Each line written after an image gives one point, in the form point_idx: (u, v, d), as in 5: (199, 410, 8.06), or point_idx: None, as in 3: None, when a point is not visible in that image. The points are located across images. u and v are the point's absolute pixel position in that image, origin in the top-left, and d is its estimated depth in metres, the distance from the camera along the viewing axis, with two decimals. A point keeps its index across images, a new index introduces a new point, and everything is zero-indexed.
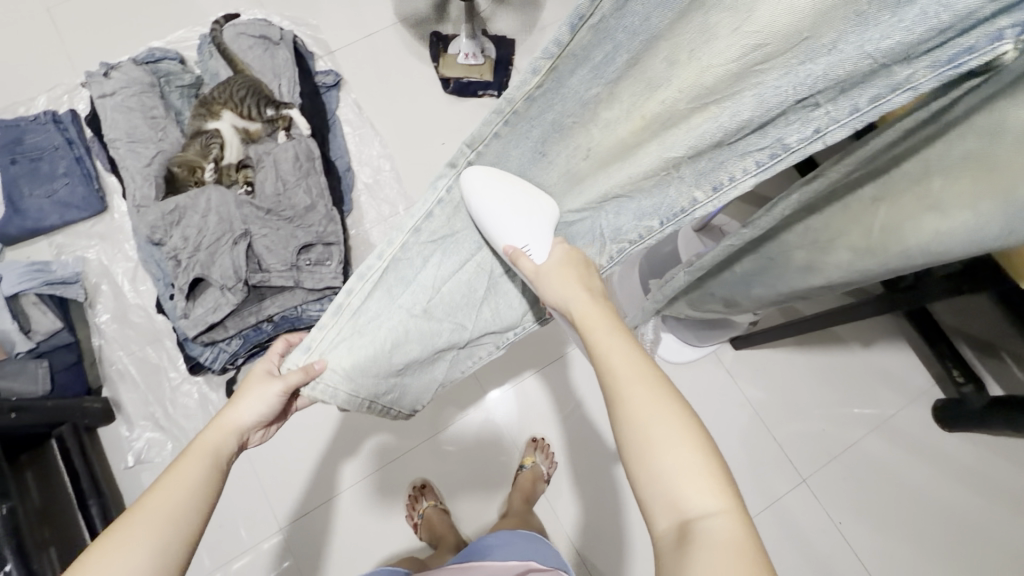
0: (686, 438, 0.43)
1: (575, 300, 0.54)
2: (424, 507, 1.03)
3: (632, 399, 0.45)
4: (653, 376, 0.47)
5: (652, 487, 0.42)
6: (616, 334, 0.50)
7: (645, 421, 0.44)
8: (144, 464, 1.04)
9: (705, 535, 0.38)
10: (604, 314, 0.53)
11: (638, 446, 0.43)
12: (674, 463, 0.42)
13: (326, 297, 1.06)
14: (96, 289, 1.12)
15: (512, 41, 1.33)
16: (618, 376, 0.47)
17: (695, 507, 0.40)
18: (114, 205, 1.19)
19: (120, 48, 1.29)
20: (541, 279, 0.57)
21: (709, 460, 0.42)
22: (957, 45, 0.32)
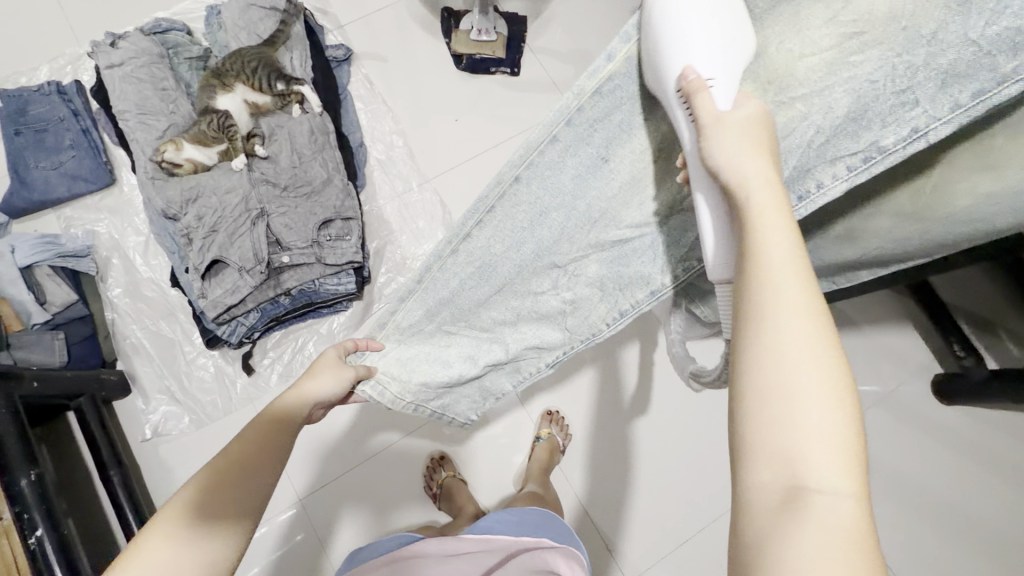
0: (830, 401, 0.31)
1: (756, 170, 0.39)
2: (442, 477, 1.05)
3: (778, 331, 0.33)
4: (821, 316, 0.34)
5: (767, 438, 0.31)
6: (791, 240, 0.36)
7: (783, 361, 0.32)
8: (161, 437, 1.04)
9: (819, 511, 0.29)
10: (783, 212, 0.37)
11: (771, 388, 0.32)
12: (813, 423, 0.31)
13: (344, 271, 1.05)
14: (107, 262, 1.11)
15: (525, 18, 1.32)
16: (771, 295, 0.34)
17: (822, 479, 0.30)
18: (123, 178, 1.17)
19: (125, 19, 1.27)
20: (723, 128, 0.41)
21: (851, 436, 0.31)
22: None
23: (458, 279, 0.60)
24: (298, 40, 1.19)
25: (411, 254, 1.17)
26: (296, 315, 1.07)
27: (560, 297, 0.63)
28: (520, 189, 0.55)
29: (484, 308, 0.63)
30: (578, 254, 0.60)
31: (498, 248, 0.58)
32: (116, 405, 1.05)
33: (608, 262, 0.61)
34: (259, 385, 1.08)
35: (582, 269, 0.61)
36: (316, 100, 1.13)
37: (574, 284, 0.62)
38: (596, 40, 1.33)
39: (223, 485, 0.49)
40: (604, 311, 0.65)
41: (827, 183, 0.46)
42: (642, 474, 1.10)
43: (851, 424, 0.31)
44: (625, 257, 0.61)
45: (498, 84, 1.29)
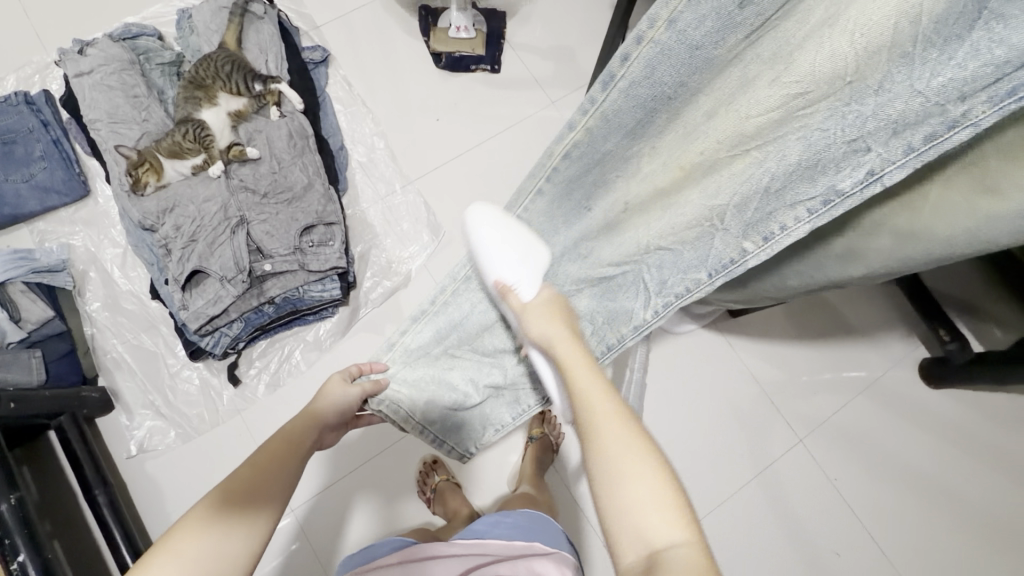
0: (647, 470, 0.43)
1: (555, 336, 0.54)
2: (435, 482, 1.04)
3: (602, 440, 0.44)
4: (624, 416, 0.46)
5: (619, 523, 0.41)
6: (591, 374, 0.50)
7: (614, 459, 0.43)
8: (147, 453, 1.02)
9: (670, 563, 0.38)
10: (583, 354, 0.52)
11: (605, 477, 0.43)
12: (640, 495, 0.42)
13: (329, 278, 1.04)
14: (84, 276, 1.09)
15: (504, 14, 1.30)
16: (588, 406, 0.47)
17: (658, 537, 0.40)
18: (97, 189, 1.14)
19: (93, 25, 1.23)
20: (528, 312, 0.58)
21: (671, 493, 0.42)
22: (997, 89, 0.31)
23: (469, 303, 0.68)
24: (272, 40, 1.17)
25: (396, 258, 1.15)
26: (282, 323, 1.05)
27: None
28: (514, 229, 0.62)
29: (483, 335, 0.70)
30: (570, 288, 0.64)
31: None
32: (99, 421, 1.03)
33: (600, 296, 0.62)
34: (246, 396, 1.06)
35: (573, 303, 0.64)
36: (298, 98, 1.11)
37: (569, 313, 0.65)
38: (576, 35, 1.32)
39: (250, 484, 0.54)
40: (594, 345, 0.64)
41: (791, 227, 0.44)
42: None
43: (668, 484, 0.43)
44: (611, 292, 0.60)
45: (479, 82, 1.28)
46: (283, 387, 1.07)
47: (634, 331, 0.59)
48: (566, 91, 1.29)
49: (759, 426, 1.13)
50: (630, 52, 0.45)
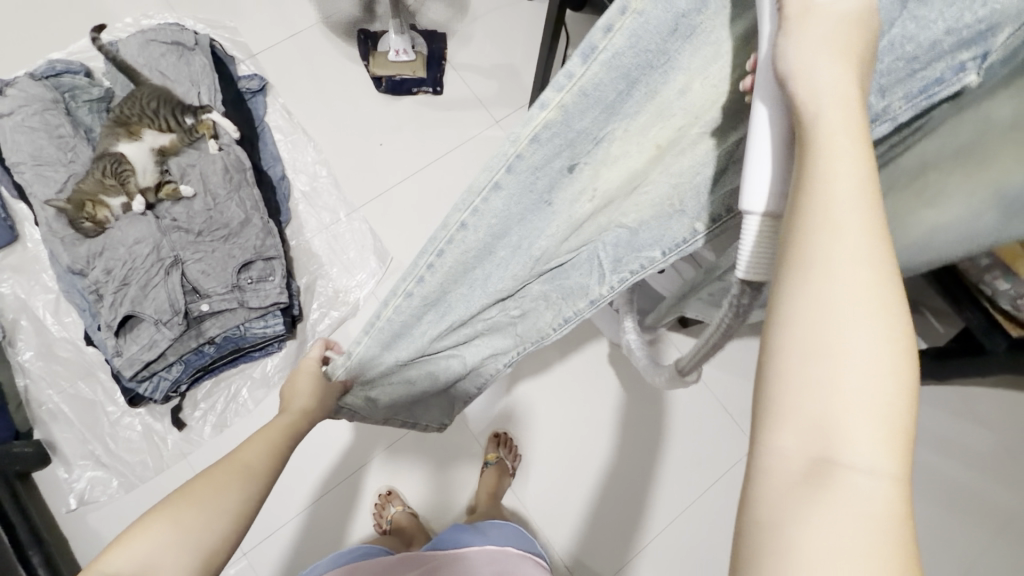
0: (881, 350, 0.25)
1: (827, 77, 0.28)
2: (391, 513, 1.03)
3: (841, 266, 0.26)
4: (887, 261, 0.26)
5: (787, 402, 0.25)
6: (857, 163, 0.27)
7: (832, 317, 0.25)
8: (88, 506, 0.98)
9: (843, 486, 0.24)
10: (853, 121, 0.28)
11: (809, 326, 0.26)
12: (851, 381, 0.25)
13: (270, 313, 1.02)
14: (15, 325, 1.05)
15: (444, 35, 1.30)
16: (829, 211, 0.26)
17: (852, 449, 0.24)
18: (27, 233, 1.10)
19: (18, 63, 1.20)
20: (799, 34, 0.29)
21: (903, 396, 0.25)
22: (926, 76, 0.31)
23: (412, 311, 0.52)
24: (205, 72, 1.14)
25: (343, 287, 1.14)
26: (226, 362, 1.03)
27: (508, 315, 0.61)
28: (466, 234, 0.46)
29: (436, 342, 0.59)
30: (522, 282, 0.55)
31: (459, 291, 0.53)
32: (35, 477, 0.99)
33: (552, 278, 0.58)
34: (191, 439, 1.03)
35: (527, 291, 0.58)
36: (230, 126, 1.09)
37: (520, 302, 0.59)
38: (517, 53, 1.32)
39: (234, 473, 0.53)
40: (550, 321, 0.62)
41: None
42: (595, 487, 1.08)
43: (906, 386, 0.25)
44: (563, 273, 0.57)
45: (421, 104, 1.27)
46: (230, 427, 1.04)
47: (591, 305, 0.59)
48: (510, 109, 1.28)
49: (719, 432, 1.12)
50: (612, 23, 0.35)
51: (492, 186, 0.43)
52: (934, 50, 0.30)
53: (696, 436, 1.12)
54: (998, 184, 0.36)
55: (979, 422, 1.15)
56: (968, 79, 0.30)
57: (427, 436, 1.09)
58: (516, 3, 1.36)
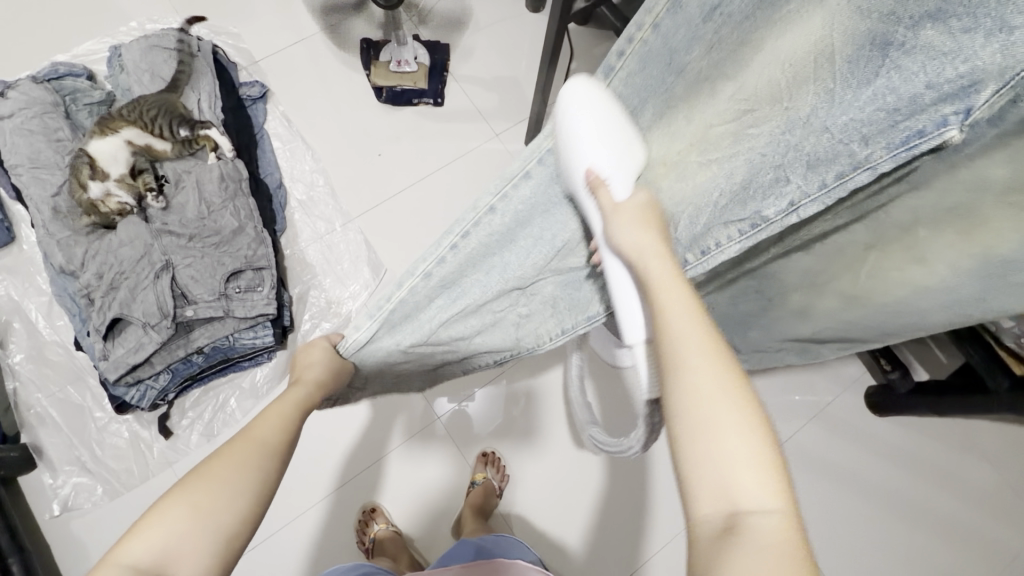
0: (742, 424, 0.34)
1: (647, 245, 0.43)
2: (375, 531, 1.01)
3: (689, 377, 0.36)
4: (725, 359, 0.37)
5: (692, 472, 0.35)
6: (687, 304, 0.39)
7: (701, 409, 0.35)
8: (71, 512, 0.98)
9: (753, 531, 0.31)
10: (672, 270, 0.41)
11: (687, 421, 0.35)
12: (728, 451, 0.34)
13: (259, 324, 1.01)
14: (8, 327, 1.05)
15: (447, 46, 1.30)
16: (676, 340, 0.37)
17: (747, 500, 0.33)
18: (23, 235, 1.10)
19: (22, 64, 1.20)
20: (618, 215, 0.45)
21: (767, 453, 0.34)
22: (907, 127, 0.31)
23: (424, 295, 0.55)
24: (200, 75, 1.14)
25: (336, 298, 1.13)
26: (214, 371, 1.02)
27: (517, 314, 0.60)
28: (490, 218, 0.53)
29: (444, 328, 0.58)
30: (534, 276, 0.56)
31: (471, 279, 0.56)
32: (21, 481, 0.99)
33: (564, 285, 0.58)
34: (178, 448, 1.02)
35: (538, 290, 0.58)
36: (223, 141, 1.08)
37: (530, 300, 0.59)
38: (521, 66, 1.31)
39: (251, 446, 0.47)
40: (549, 328, 0.61)
41: (723, 245, 0.43)
42: (582, 511, 1.06)
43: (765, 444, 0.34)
44: (576, 283, 0.58)
45: (422, 115, 1.26)
46: (217, 438, 1.03)
47: (587, 321, 0.59)
48: (511, 123, 1.27)
49: None
50: (625, 49, 0.47)
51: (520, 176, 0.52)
52: (916, 103, 0.30)
53: None
54: (989, 250, 0.37)
55: (981, 457, 1.12)
56: (950, 135, 0.29)
57: (433, 437, 1.09)
58: (520, 16, 1.35)
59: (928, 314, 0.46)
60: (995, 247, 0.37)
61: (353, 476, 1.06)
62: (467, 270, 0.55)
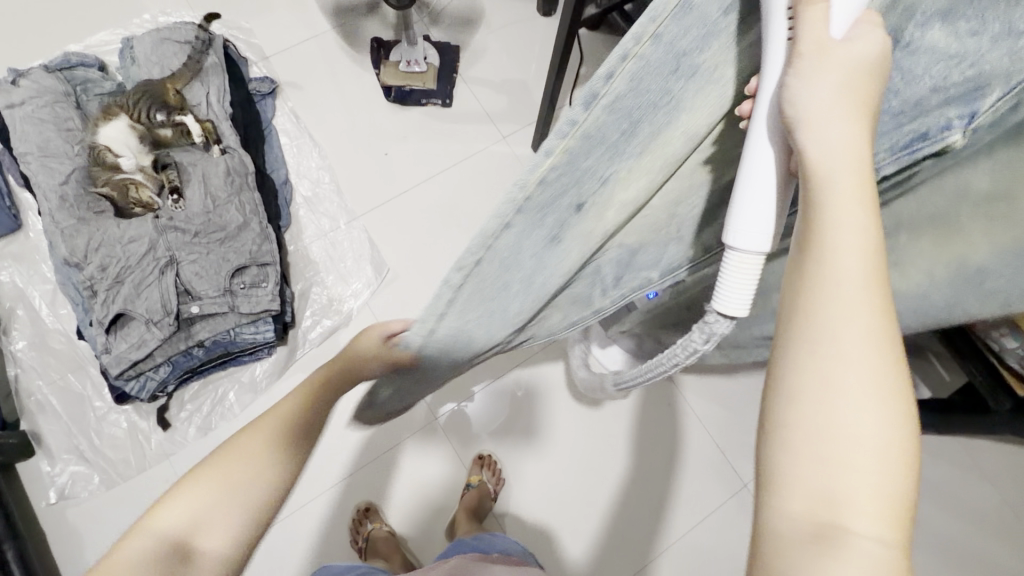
0: (881, 421, 0.26)
1: (840, 130, 0.28)
2: (368, 530, 1.00)
3: (845, 338, 0.26)
4: (893, 331, 0.27)
5: (796, 454, 0.26)
6: (864, 234, 0.27)
7: (842, 389, 0.26)
8: (68, 501, 0.98)
9: (845, 552, 0.25)
10: (860, 182, 0.28)
11: (816, 396, 0.26)
12: (851, 453, 0.25)
13: (261, 320, 1.01)
14: (11, 314, 1.05)
15: (457, 48, 1.30)
16: (833, 285, 0.27)
17: (855, 517, 0.25)
18: (30, 223, 1.11)
19: (35, 54, 1.21)
20: (825, 59, 0.28)
21: (900, 470, 0.26)
22: (910, 131, 0.31)
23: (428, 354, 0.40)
24: (199, 61, 1.14)
25: (338, 295, 1.13)
26: (214, 365, 1.03)
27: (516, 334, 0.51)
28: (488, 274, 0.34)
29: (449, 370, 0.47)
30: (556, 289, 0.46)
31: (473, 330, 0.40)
32: (19, 468, 0.99)
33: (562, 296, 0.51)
34: (175, 440, 1.02)
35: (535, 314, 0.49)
36: (198, 130, 1.07)
37: (531, 320, 0.50)
38: (531, 69, 1.31)
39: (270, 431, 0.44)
40: (556, 327, 0.57)
41: None
42: (576, 517, 1.06)
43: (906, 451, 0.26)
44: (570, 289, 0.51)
45: (430, 115, 1.26)
46: (215, 431, 1.03)
47: (592, 314, 0.56)
48: (519, 125, 1.27)
49: (708, 469, 1.09)
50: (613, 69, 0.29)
51: (502, 233, 0.33)
52: (918, 108, 0.30)
53: (685, 471, 1.09)
54: (965, 256, 0.41)
55: (980, 476, 1.11)
56: (952, 139, 0.30)
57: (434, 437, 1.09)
58: (532, 19, 1.35)
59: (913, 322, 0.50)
60: (971, 255, 0.41)
61: (352, 476, 1.06)
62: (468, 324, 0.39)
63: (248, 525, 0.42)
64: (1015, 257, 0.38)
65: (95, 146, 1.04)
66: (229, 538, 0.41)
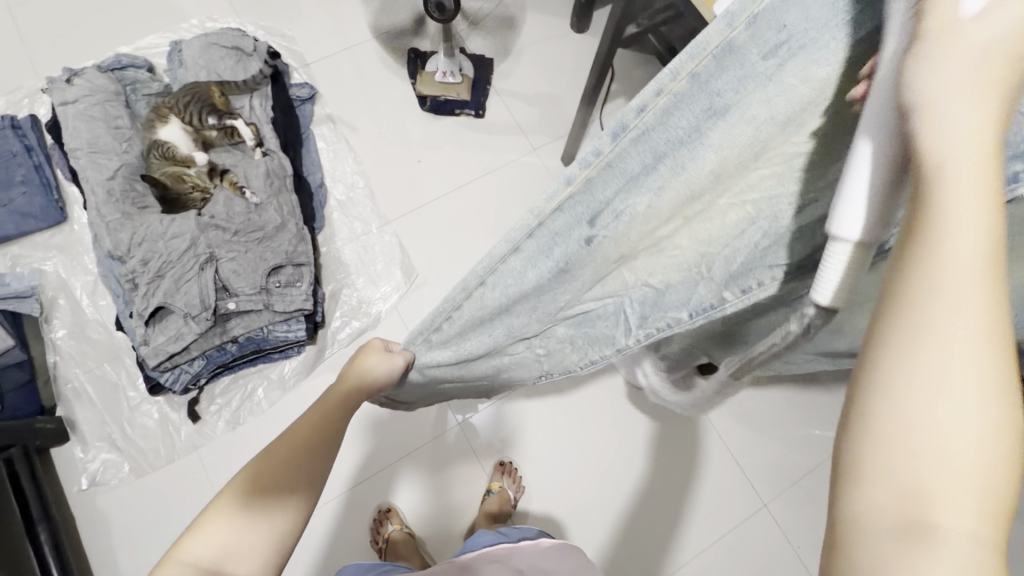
0: (983, 408, 0.22)
1: (974, 109, 0.23)
2: (389, 531, 1.01)
3: (953, 333, 0.22)
4: (998, 291, 0.23)
5: (880, 440, 0.22)
6: (986, 204, 0.23)
7: (942, 375, 0.22)
8: (99, 487, 1.01)
9: (943, 551, 0.21)
10: (982, 144, 0.23)
11: (912, 383, 0.22)
12: (955, 437, 0.22)
13: (294, 318, 1.04)
14: (53, 303, 1.09)
15: (491, 61, 1.33)
16: (944, 264, 0.22)
17: (956, 514, 0.21)
18: (75, 215, 1.15)
19: (88, 54, 1.26)
20: (949, 42, 0.24)
21: (1007, 461, 0.22)
22: (999, 171, 0.32)
23: (452, 339, 0.53)
24: (257, 83, 1.18)
25: (367, 298, 1.15)
26: (245, 361, 1.05)
27: (533, 352, 0.58)
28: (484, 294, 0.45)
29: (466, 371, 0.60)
30: (543, 327, 0.53)
31: (479, 332, 0.51)
32: (55, 453, 1.02)
33: (578, 325, 0.53)
34: (204, 433, 1.04)
35: (549, 334, 0.55)
36: (249, 134, 1.10)
37: (544, 342, 0.56)
38: (562, 83, 1.34)
39: (306, 453, 0.50)
40: (574, 359, 0.57)
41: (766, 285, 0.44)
42: (594, 530, 1.06)
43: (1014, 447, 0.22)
44: (588, 321, 0.52)
45: (463, 125, 1.29)
46: (242, 425, 1.05)
47: (618, 355, 0.53)
48: (549, 138, 1.29)
49: (726, 487, 1.09)
50: (645, 103, 0.34)
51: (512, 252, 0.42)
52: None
53: (702, 486, 1.09)
54: None
55: None
56: (1022, 188, 0.32)
57: (450, 443, 1.10)
58: (565, 35, 1.37)
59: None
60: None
61: (374, 477, 1.07)
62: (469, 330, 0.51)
63: (281, 546, 0.46)
64: None
65: (156, 142, 1.08)
66: (264, 556, 0.45)
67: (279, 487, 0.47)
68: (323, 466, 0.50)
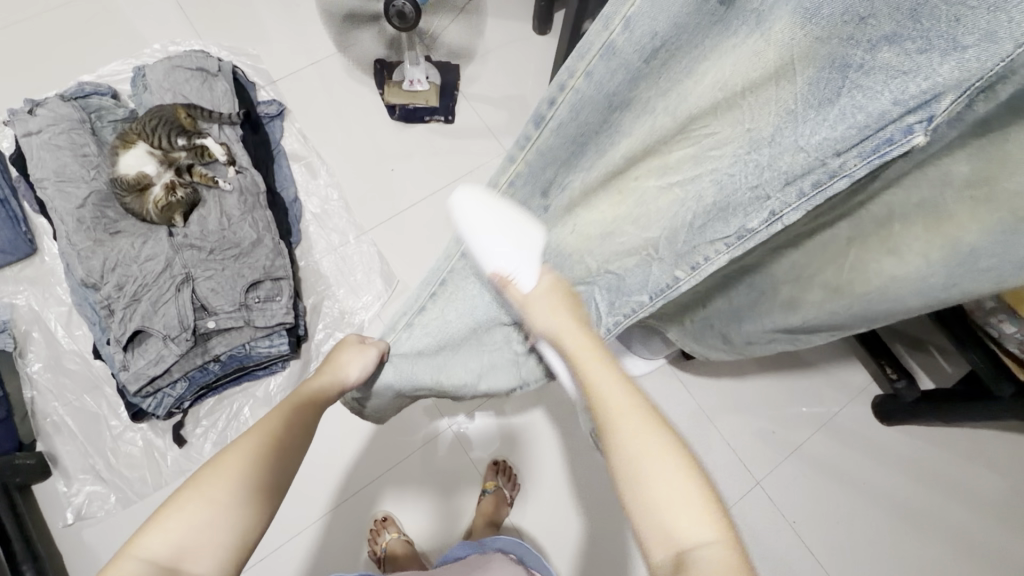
0: (673, 469, 0.39)
1: (562, 325, 0.46)
2: (386, 540, 1.00)
3: (624, 441, 0.40)
4: (639, 404, 0.42)
5: (644, 509, 0.39)
6: (607, 370, 0.43)
7: (633, 461, 0.40)
8: (85, 521, 0.98)
9: (698, 564, 0.36)
10: (591, 339, 0.45)
11: (632, 482, 0.39)
12: (665, 491, 0.39)
13: (276, 333, 1.03)
14: (27, 336, 1.07)
15: (457, 67, 1.34)
16: (606, 405, 0.41)
17: (689, 535, 0.37)
18: (45, 247, 1.13)
19: (49, 85, 1.25)
20: (532, 307, 0.48)
21: (701, 490, 0.39)
22: (877, 138, 0.32)
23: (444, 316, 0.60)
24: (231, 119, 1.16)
25: (349, 308, 1.15)
26: (229, 380, 1.04)
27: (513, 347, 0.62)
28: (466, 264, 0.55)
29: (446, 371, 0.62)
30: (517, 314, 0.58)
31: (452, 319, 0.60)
32: (37, 489, 0.99)
33: None
34: (192, 456, 1.03)
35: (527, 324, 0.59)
36: (219, 149, 1.10)
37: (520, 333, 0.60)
38: (528, 84, 1.36)
39: (276, 451, 0.49)
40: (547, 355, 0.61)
41: (713, 259, 0.43)
42: (590, 521, 1.06)
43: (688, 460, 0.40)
44: None
45: (434, 132, 1.30)
46: None
47: None
48: None
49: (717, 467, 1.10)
50: (564, 84, 0.44)
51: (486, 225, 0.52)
52: (884, 117, 0.31)
53: None
54: (953, 238, 0.39)
55: (986, 464, 1.11)
56: (916, 141, 0.30)
57: (438, 452, 1.09)
58: (528, 37, 1.40)
59: (914, 304, 0.45)
60: (961, 235, 0.39)
61: (367, 485, 1.07)
62: (449, 311, 0.60)
63: (240, 547, 0.44)
64: (1000, 234, 0.36)
65: (116, 176, 1.05)
66: (224, 555, 0.43)
67: (246, 487, 0.46)
68: (283, 458, 0.50)
